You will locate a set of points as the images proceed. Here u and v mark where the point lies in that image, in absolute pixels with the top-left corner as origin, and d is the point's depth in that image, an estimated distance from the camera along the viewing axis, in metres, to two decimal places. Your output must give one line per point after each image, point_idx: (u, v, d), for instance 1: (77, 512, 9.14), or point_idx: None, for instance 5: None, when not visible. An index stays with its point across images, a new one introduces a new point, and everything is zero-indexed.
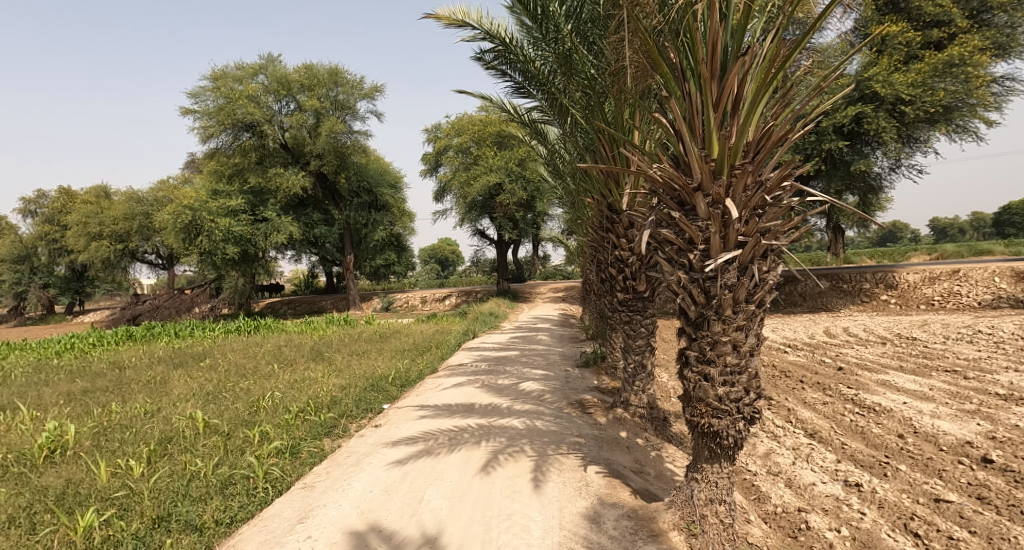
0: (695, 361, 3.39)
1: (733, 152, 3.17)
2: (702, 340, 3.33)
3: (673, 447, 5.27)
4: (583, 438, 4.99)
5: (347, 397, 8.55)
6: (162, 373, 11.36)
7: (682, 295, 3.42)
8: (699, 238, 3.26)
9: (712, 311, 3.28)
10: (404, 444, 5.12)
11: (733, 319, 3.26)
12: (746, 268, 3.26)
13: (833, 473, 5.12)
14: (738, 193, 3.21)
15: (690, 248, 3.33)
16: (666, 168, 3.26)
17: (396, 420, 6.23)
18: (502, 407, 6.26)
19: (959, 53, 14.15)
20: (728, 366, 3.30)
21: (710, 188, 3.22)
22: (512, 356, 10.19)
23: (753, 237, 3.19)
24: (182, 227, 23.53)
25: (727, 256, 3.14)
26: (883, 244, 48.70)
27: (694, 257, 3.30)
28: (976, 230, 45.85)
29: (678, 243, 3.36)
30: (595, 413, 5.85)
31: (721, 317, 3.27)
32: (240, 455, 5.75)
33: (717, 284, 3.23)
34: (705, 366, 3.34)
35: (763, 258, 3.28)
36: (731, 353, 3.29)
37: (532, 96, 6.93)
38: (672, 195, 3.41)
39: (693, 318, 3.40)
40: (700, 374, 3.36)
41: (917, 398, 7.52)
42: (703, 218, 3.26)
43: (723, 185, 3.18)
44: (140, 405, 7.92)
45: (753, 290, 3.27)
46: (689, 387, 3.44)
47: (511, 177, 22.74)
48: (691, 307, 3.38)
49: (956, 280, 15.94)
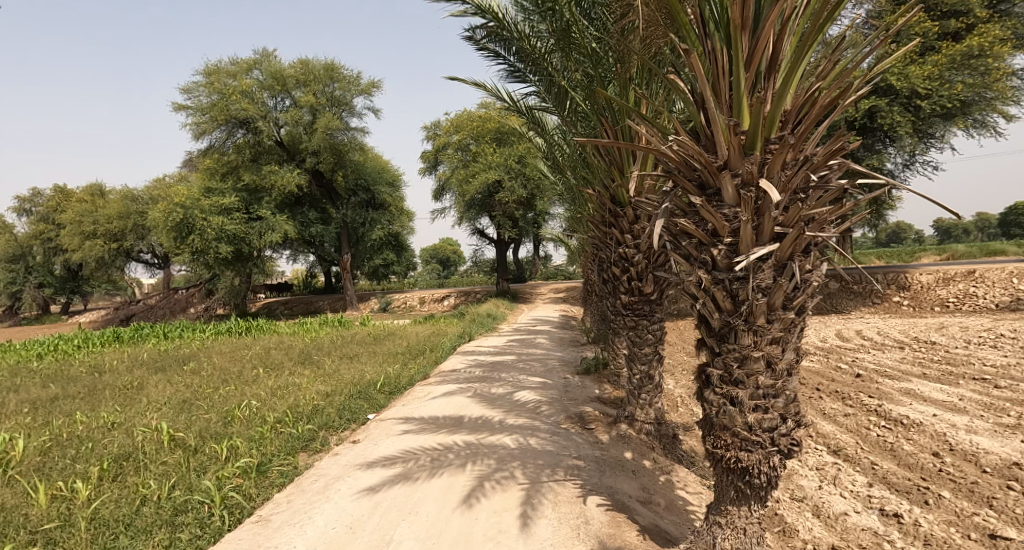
0: (719, 381, 2.81)
1: (768, 123, 2.62)
2: (726, 357, 2.76)
3: (684, 469, 4.69)
4: (582, 461, 4.40)
5: (330, 406, 7.93)
6: (141, 379, 10.79)
7: (703, 299, 2.85)
8: (726, 230, 2.68)
9: (741, 319, 2.69)
10: (379, 466, 4.53)
11: (768, 330, 2.67)
12: (785, 266, 2.67)
13: (866, 500, 4.52)
14: (775, 173, 2.64)
15: (714, 241, 2.75)
16: (685, 141, 2.70)
17: (375, 435, 5.64)
18: (493, 421, 5.67)
19: (978, 43, 13.47)
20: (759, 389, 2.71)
21: (739, 166, 2.65)
22: (508, 361, 9.59)
23: (795, 227, 2.60)
24: (174, 226, 22.98)
25: (763, 250, 2.55)
26: (886, 244, 48.08)
27: (719, 250, 2.71)
28: (979, 230, 45.07)
29: (698, 235, 2.79)
30: (597, 429, 5.25)
31: (753, 328, 2.68)
32: (200, 476, 5.17)
33: (748, 287, 2.65)
34: (732, 388, 2.75)
35: (806, 254, 2.69)
36: (765, 373, 2.70)
37: (529, 79, 6.32)
38: (691, 176, 2.84)
39: (717, 328, 2.82)
40: (725, 399, 2.78)
41: (946, 409, 6.91)
42: (731, 204, 2.68)
43: (757, 163, 2.60)
44: (106, 415, 7.35)
45: (793, 294, 2.68)
46: (711, 412, 2.86)
47: (511, 174, 22.14)
48: (714, 314, 2.80)
49: (972, 281, 15.30)
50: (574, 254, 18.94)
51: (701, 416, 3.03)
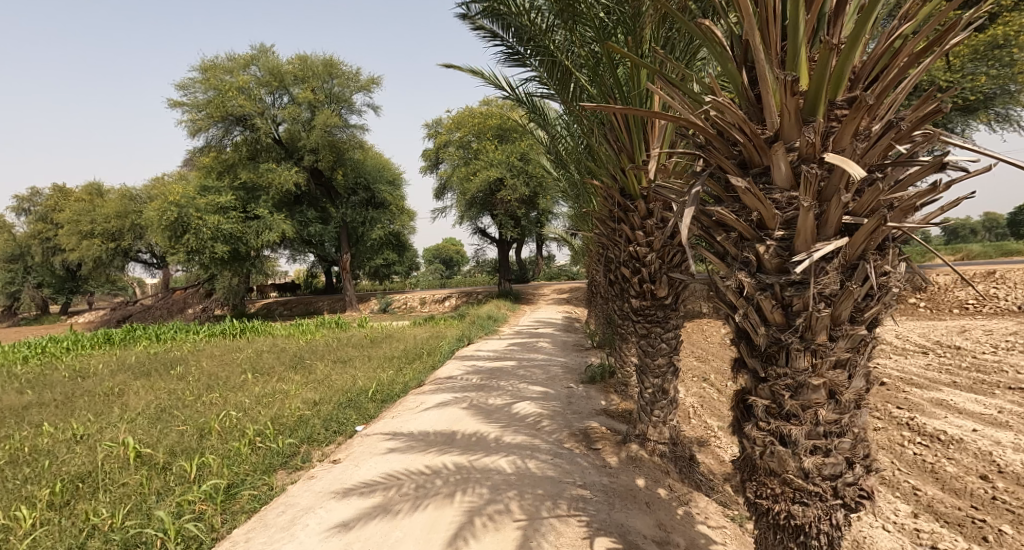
0: (765, 415, 2.58)
1: (835, 83, 2.30)
2: (775, 385, 2.52)
3: (704, 498, 4.13)
4: (588, 491, 3.84)
5: (317, 417, 7.41)
6: (123, 384, 10.29)
7: (745, 310, 2.56)
8: (777, 220, 2.38)
9: (796, 335, 2.43)
10: (357, 494, 3.99)
11: (830, 347, 2.43)
12: (855, 267, 2.39)
13: (914, 536, 3.95)
14: (843, 145, 2.33)
15: (760, 233, 2.45)
16: (726, 105, 2.41)
17: (359, 454, 5.11)
18: (489, 439, 5.13)
19: (1004, 32, 12.70)
20: (816, 426, 2.48)
21: (796, 138, 2.34)
22: (509, 367, 9.03)
23: (870, 217, 2.31)
24: (169, 225, 22.52)
25: (828, 246, 2.26)
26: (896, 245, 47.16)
27: (769, 246, 2.40)
28: (988, 230, 44.20)
29: (741, 227, 2.49)
30: (605, 450, 4.68)
31: (810, 349, 2.44)
32: (160, 501, 4.64)
33: (809, 294, 2.36)
34: (782, 423, 2.52)
35: (880, 252, 2.41)
36: (826, 405, 2.48)
37: (530, 62, 5.78)
38: (729, 153, 2.56)
39: (762, 348, 2.57)
40: (773, 436, 2.55)
41: (987, 423, 6.31)
42: (784, 187, 2.39)
43: (819, 134, 2.28)
44: (73, 426, 6.83)
45: (863, 304, 2.42)
46: (755, 453, 2.62)
47: (513, 171, 21.54)
48: (759, 329, 2.53)
49: (994, 282, 14.63)
50: (578, 254, 18.38)
51: (741, 456, 2.80)
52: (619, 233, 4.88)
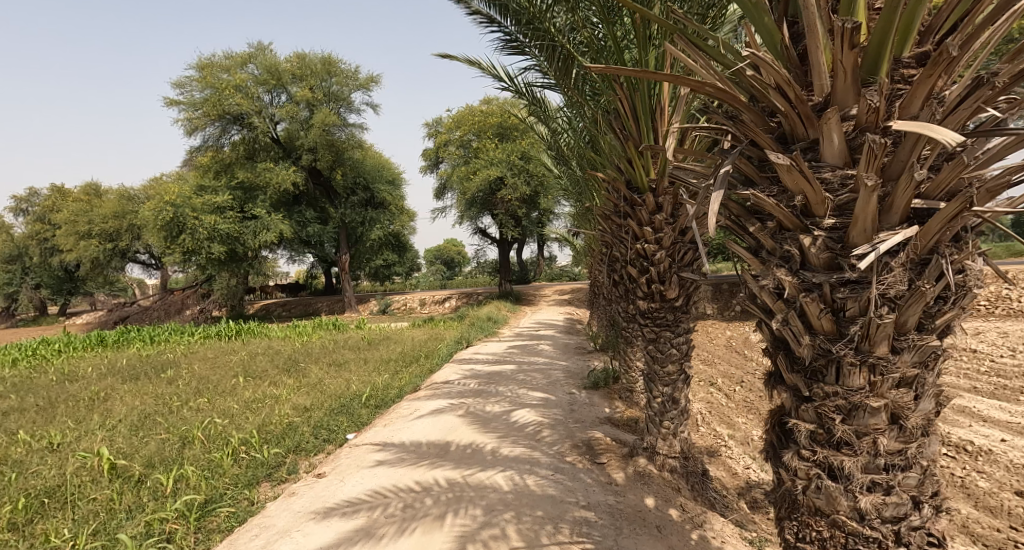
0: (810, 443, 2.37)
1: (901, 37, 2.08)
2: (824, 406, 2.29)
3: (719, 518, 3.77)
4: (593, 513, 3.49)
5: (306, 424, 7.07)
6: (110, 389, 9.96)
7: (789, 316, 2.32)
8: (827, 205, 2.14)
9: (851, 347, 2.18)
10: (339, 515, 3.65)
11: (894, 363, 2.18)
12: (927, 260, 2.12)
13: None
14: (912, 111, 2.09)
15: (808, 220, 2.20)
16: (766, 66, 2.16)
17: (346, 467, 4.77)
18: (485, 451, 4.78)
19: None
20: (873, 457, 2.25)
21: (850, 105, 2.11)
22: (508, 371, 8.69)
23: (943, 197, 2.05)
24: (164, 225, 22.21)
25: (894, 237, 2.01)
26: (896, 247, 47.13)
27: (819, 237, 2.15)
28: None
29: (783, 215, 2.24)
30: (610, 464, 4.32)
31: (868, 363, 2.19)
32: (130, 519, 4.30)
33: (869, 293, 2.10)
34: (832, 453, 2.30)
35: (957, 242, 2.12)
36: (888, 434, 2.24)
37: (529, 48, 5.47)
38: (769, 127, 2.34)
39: (808, 365, 2.34)
40: (819, 468, 2.34)
41: (1015, 433, 5.94)
42: (836, 163, 2.14)
43: (883, 98, 2.03)
44: (49, 434, 6.50)
45: (933, 307, 2.16)
46: (799, 488, 2.43)
47: (514, 170, 21.16)
48: (804, 339, 2.29)
49: (1007, 283, 14.25)
50: (580, 254, 18.03)
51: (780, 490, 2.62)
52: (624, 230, 4.52)
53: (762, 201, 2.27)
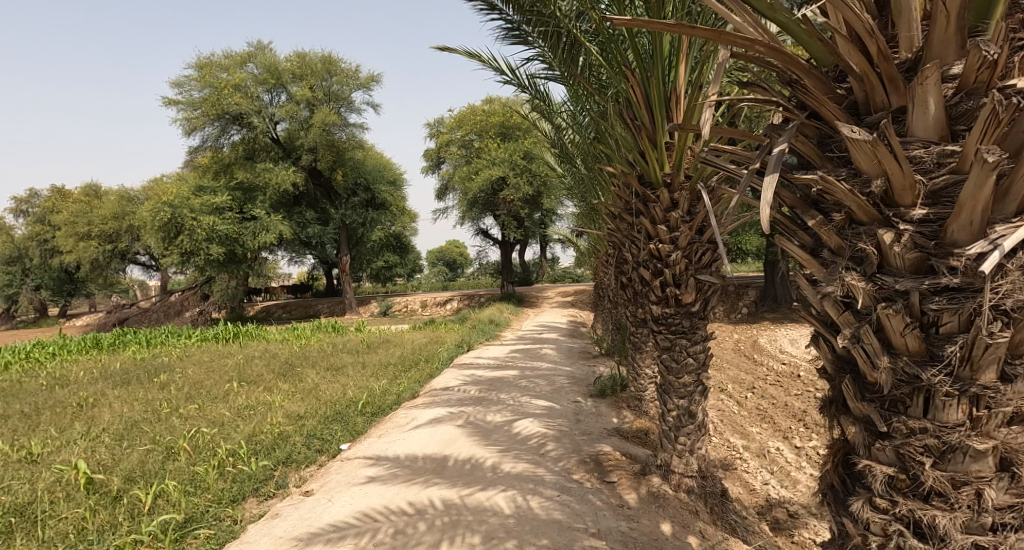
0: (888, 492, 2.11)
1: None
2: (907, 448, 2.01)
3: (743, 546, 3.42)
4: (604, 542, 3.15)
5: (298, 433, 6.74)
6: (99, 394, 9.65)
7: (868, 336, 2.02)
8: (918, 190, 1.84)
9: (949, 375, 1.88)
10: (323, 542, 3.33)
11: (1005, 394, 1.86)
12: None
13: None
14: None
15: (892, 209, 1.90)
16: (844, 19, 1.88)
17: (336, 484, 4.44)
18: (485, 466, 4.45)
19: None
20: (976, 514, 1.95)
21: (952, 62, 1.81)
22: (510, 377, 8.34)
23: None
24: (162, 226, 21.95)
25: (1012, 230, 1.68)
26: None
27: (905, 233, 1.85)
28: None
29: (859, 203, 1.94)
30: (621, 484, 3.96)
31: (969, 397, 1.88)
32: (101, 542, 3.98)
33: (976, 305, 1.78)
34: (919, 507, 2.02)
35: None
36: (993, 485, 1.93)
37: (531, 36, 5.17)
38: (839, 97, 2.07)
39: (890, 398, 2.05)
40: (901, 524, 2.07)
41: None
42: (930, 138, 1.84)
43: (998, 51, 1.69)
44: (28, 445, 6.19)
45: None
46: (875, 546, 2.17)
47: (516, 170, 20.81)
48: (887, 364, 2.00)
49: None
50: (584, 255, 17.69)
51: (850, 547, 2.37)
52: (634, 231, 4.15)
53: (830, 184, 1.98)
